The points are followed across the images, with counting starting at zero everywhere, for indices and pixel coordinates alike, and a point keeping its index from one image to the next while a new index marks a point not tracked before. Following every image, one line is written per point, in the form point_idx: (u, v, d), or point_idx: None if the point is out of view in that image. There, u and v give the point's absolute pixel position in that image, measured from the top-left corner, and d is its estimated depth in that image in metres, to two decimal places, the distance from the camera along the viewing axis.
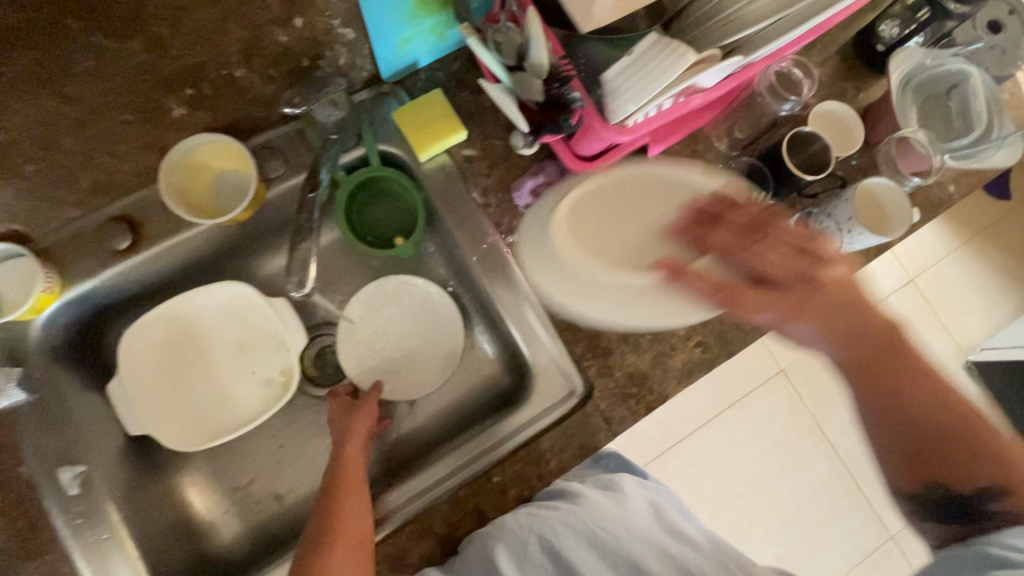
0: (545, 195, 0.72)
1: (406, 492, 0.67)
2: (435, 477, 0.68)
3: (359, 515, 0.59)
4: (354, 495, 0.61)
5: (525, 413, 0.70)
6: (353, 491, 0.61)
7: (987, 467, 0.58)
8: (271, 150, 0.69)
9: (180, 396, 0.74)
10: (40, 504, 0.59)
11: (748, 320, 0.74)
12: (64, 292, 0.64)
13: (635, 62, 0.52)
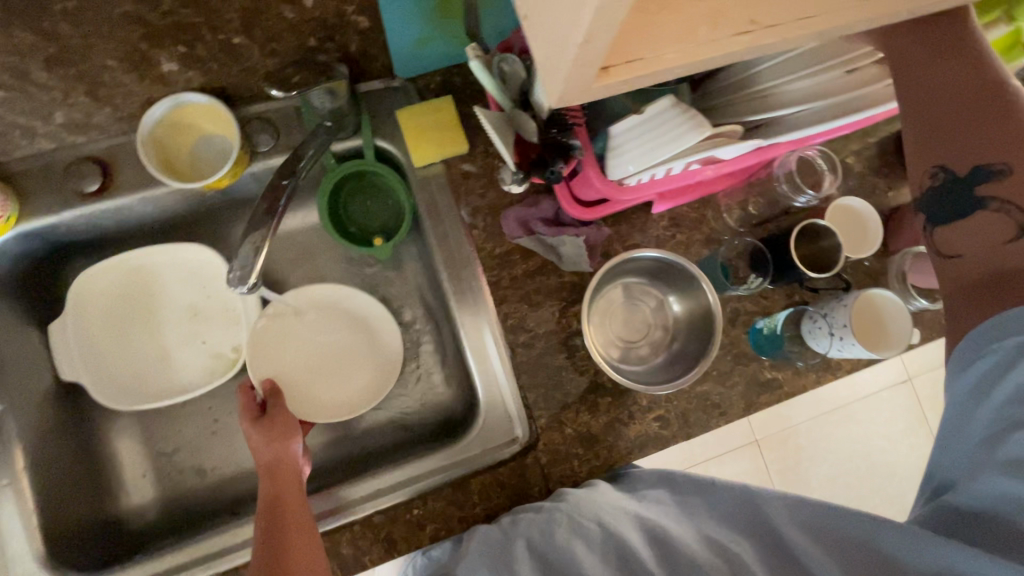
0: (535, 229, 0.68)
1: (371, 491, 0.65)
2: (400, 484, 0.65)
3: (309, 554, 0.52)
4: (300, 532, 0.53)
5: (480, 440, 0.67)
6: (298, 530, 0.53)
7: None
8: (263, 123, 0.67)
9: (122, 349, 0.72)
10: None
11: (716, 404, 0.70)
12: (20, 223, 0.62)
13: (644, 124, 0.48)
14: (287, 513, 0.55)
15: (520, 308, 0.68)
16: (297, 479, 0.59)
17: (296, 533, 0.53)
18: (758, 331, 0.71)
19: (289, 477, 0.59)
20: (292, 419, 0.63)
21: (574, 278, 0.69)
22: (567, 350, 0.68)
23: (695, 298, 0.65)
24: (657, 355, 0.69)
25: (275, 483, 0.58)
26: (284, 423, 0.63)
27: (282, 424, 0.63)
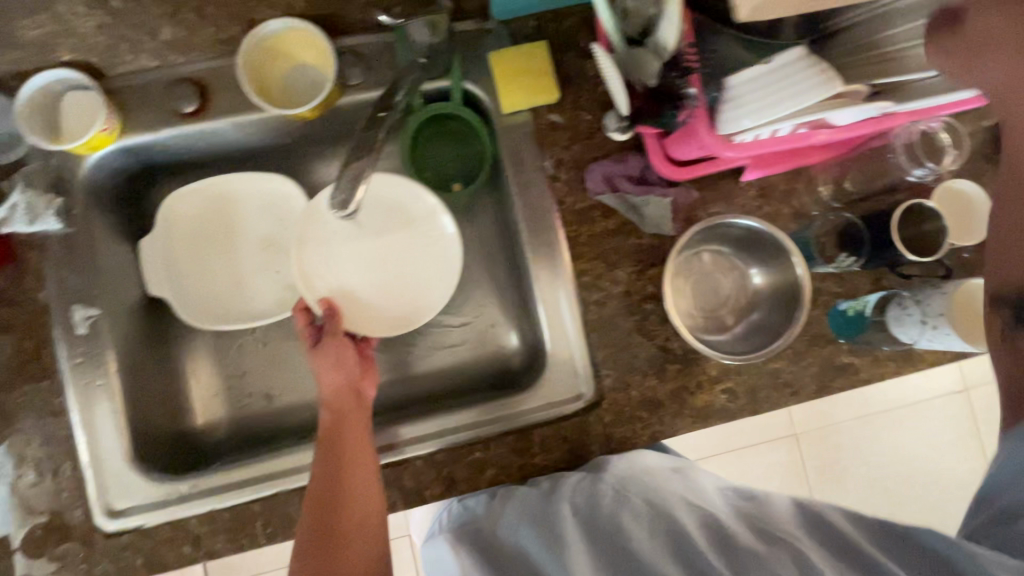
0: (619, 187, 0.67)
1: (421, 430, 0.66)
2: (439, 429, 0.66)
3: (362, 499, 0.55)
4: (356, 473, 0.55)
5: (538, 397, 0.67)
6: (353, 475, 0.55)
7: None
8: (357, 56, 0.65)
9: (200, 273, 0.74)
10: (51, 333, 0.61)
11: (786, 383, 0.68)
12: (122, 137, 0.64)
13: (767, 75, 0.46)
14: (342, 450, 0.56)
15: (596, 267, 0.67)
16: (357, 412, 0.60)
17: (351, 477, 0.55)
18: (840, 312, 0.68)
19: (349, 411, 0.60)
20: (347, 350, 0.63)
21: (654, 240, 0.67)
22: (640, 314, 0.67)
23: (783, 272, 0.63)
24: (735, 326, 0.67)
25: (333, 413, 0.60)
26: (342, 354, 0.63)
27: (337, 354, 0.63)
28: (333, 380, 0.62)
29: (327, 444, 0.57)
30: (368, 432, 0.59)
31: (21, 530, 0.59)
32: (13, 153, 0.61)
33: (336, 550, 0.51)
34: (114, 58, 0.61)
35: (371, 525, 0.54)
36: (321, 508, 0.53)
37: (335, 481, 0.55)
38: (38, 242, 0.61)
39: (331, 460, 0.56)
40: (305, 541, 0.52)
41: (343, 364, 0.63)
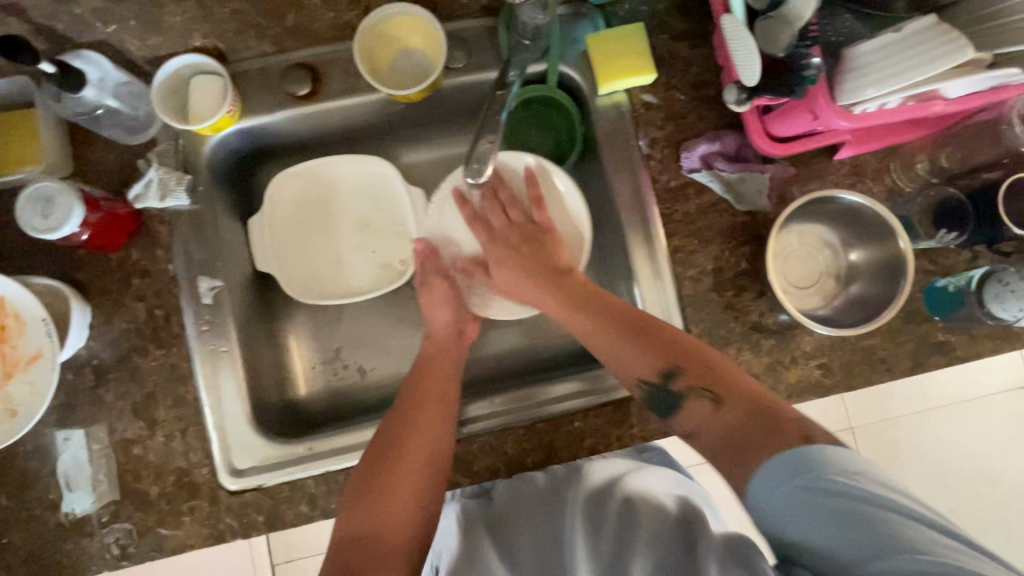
0: (714, 165, 0.68)
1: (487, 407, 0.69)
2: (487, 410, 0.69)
3: (425, 438, 0.61)
4: (429, 408, 0.64)
5: None
6: (427, 412, 0.63)
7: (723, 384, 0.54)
8: (460, 40, 0.68)
9: (302, 251, 0.77)
10: (179, 302, 0.65)
11: (881, 360, 0.68)
12: (241, 119, 0.67)
13: (894, 43, 0.47)
14: (428, 388, 0.66)
15: (691, 243, 0.69)
16: (451, 355, 0.70)
17: (426, 413, 0.63)
18: (938, 289, 0.68)
19: (440, 353, 0.70)
20: (441, 290, 0.73)
21: (748, 217, 0.68)
22: (733, 289, 0.68)
23: (883, 246, 0.63)
24: (832, 300, 0.68)
25: (433, 346, 0.71)
26: (442, 293, 0.73)
27: (440, 292, 0.73)
28: (440, 316, 0.73)
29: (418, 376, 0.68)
30: (453, 381, 0.67)
31: (154, 486, 0.63)
32: (144, 133, 0.64)
33: (398, 466, 0.59)
34: (238, 43, 0.65)
35: (436, 461, 0.61)
36: (395, 432, 0.62)
37: (406, 414, 0.64)
38: (168, 217, 0.65)
39: (409, 401, 0.65)
40: (378, 451, 0.61)
41: (449, 302, 0.73)
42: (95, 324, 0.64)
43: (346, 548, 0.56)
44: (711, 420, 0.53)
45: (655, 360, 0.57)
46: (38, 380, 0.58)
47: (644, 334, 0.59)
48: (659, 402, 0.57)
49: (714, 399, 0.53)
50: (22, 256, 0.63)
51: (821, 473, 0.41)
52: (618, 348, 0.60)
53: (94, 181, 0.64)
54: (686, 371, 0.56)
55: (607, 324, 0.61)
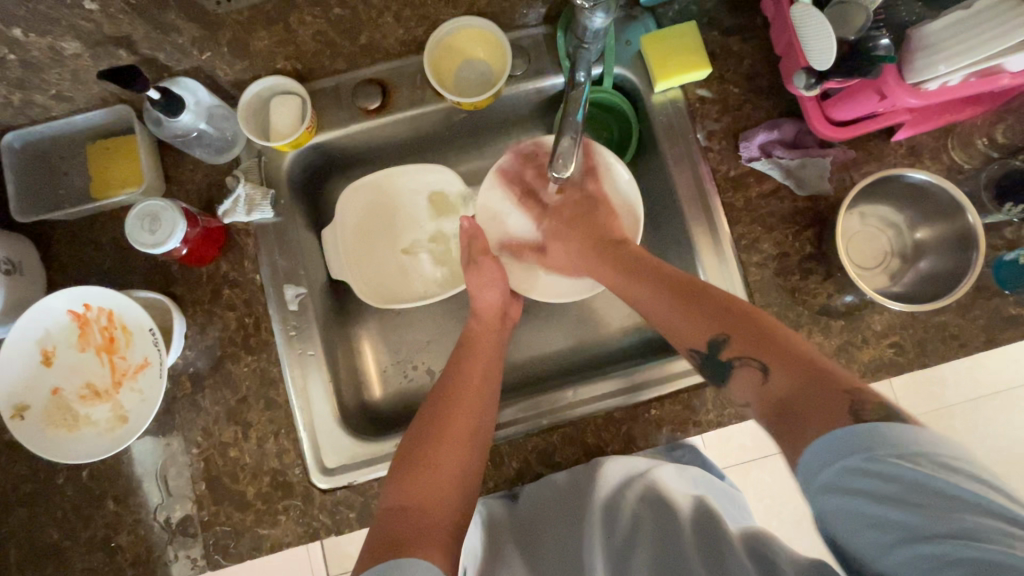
0: (773, 153, 0.70)
1: (513, 413, 0.69)
2: (507, 418, 0.69)
3: (466, 413, 0.61)
4: (471, 385, 0.64)
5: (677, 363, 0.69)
6: (470, 388, 0.63)
7: (781, 343, 0.51)
8: (520, 48, 0.71)
9: (370, 258, 0.80)
10: (267, 309, 0.68)
11: (954, 336, 0.68)
12: (317, 135, 0.71)
13: (967, 19, 0.49)
14: (469, 366, 0.66)
15: (754, 230, 0.70)
16: (495, 332, 0.71)
17: (469, 389, 0.63)
18: (1005, 263, 0.68)
19: (483, 333, 0.70)
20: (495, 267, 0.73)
21: (809, 202, 0.70)
22: (799, 273, 0.69)
23: (950, 222, 0.64)
24: (901, 278, 0.69)
25: (474, 325, 0.71)
26: (491, 271, 0.73)
27: (491, 270, 0.73)
28: (488, 297, 0.72)
29: (458, 357, 0.68)
30: (494, 362, 0.68)
31: (249, 486, 0.65)
32: (230, 153, 0.69)
33: (443, 438, 0.59)
34: (314, 63, 0.69)
35: (477, 437, 0.60)
36: (438, 407, 0.62)
37: (448, 391, 0.63)
38: (253, 230, 0.69)
39: (451, 380, 0.64)
40: (424, 422, 0.61)
41: (496, 278, 0.72)
42: (189, 334, 0.67)
43: (388, 517, 0.53)
44: (762, 392, 0.51)
45: (705, 326, 0.57)
46: (147, 386, 0.62)
47: (702, 298, 0.59)
48: (710, 369, 0.56)
49: (762, 367, 0.51)
50: (123, 273, 0.68)
51: (864, 456, 0.41)
52: (665, 311, 0.61)
53: (185, 199, 0.68)
54: (734, 341, 0.54)
55: (659, 287, 0.62)
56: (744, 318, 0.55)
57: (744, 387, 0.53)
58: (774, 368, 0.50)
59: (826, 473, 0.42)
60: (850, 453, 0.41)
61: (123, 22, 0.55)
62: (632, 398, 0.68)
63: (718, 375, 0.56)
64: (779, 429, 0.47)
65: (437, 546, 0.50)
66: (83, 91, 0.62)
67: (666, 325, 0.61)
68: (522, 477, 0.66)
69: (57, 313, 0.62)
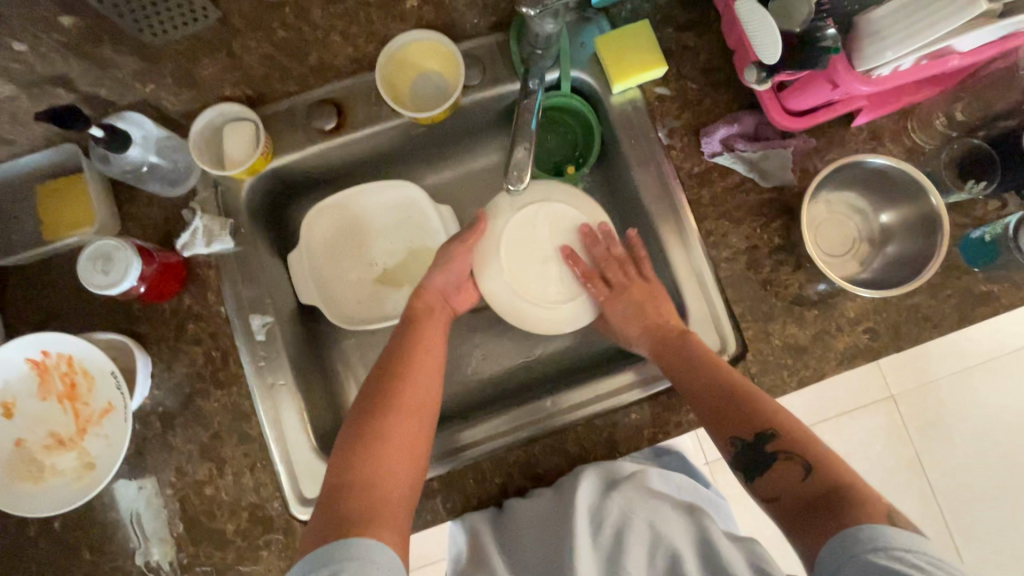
0: (735, 146, 0.69)
1: (486, 430, 0.68)
2: (485, 433, 0.68)
3: (416, 397, 0.61)
4: (418, 370, 0.63)
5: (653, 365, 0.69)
6: (417, 372, 0.63)
7: (814, 449, 0.54)
8: (474, 58, 0.70)
9: (339, 279, 0.79)
10: (235, 341, 0.67)
11: (928, 317, 0.68)
12: (274, 160, 0.69)
13: (912, 3, 0.49)
14: (415, 344, 0.66)
15: (722, 225, 0.70)
16: (438, 318, 0.71)
17: (416, 372, 0.63)
18: (972, 240, 0.68)
19: (427, 313, 0.70)
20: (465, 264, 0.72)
21: (774, 194, 0.70)
22: (770, 265, 0.69)
23: (916, 203, 0.64)
24: (871, 262, 0.69)
25: (417, 306, 0.71)
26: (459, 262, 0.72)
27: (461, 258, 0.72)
28: (433, 281, 0.72)
29: (399, 340, 0.67)
30: (440, 342, 0.68)
31: (229, 523, 0.64)
32: (185, 184, 0.67)
33: (392, 419, 0.59)
34: (265, 88, 0.68)
35: (424, 418, 0.61)
36: (381, 388, 0.61)
37: (393, 372, 0.63)
38: (214, 261, 0.68)
39: (393, 363, 0.64)
40: (366, 406, 0.60)
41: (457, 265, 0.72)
42: (156, 373, 0.66)
43: (330, 497, 0.53)
44: (799, 487, 0.53)
45: (746, 423, 0.57)
46: (113, 431, 0.60)
47: (738, 400, 0.59)
48: (747, 463, 0.57)
49: (803, 464, 0.54)
50: (83, 315, 0.66)
51: (882, 547, 0.44)
52: (709, 405, 0.60)
53: (141, 235, 0.67)
54: (783, 436, 0.56)
55: (709, 379, 0.61)
56: (782, 422, 0.56)
57: (780, 483, 0.54)
58: (816, 472, 0.53)
59: (853, 561, 0.45)
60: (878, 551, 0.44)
61: (57, 60, 0.53)
62: (649, 388, 0.68)
63: (749, 472, 0.57)
64: (808, 522, 0.51)
65: (391, 525, 0.51)
66: (25, 133, 0.60)
67: (706, 418, 0.60)
68: (505, 492, 0.65)
69: (14, 363, 0.60)
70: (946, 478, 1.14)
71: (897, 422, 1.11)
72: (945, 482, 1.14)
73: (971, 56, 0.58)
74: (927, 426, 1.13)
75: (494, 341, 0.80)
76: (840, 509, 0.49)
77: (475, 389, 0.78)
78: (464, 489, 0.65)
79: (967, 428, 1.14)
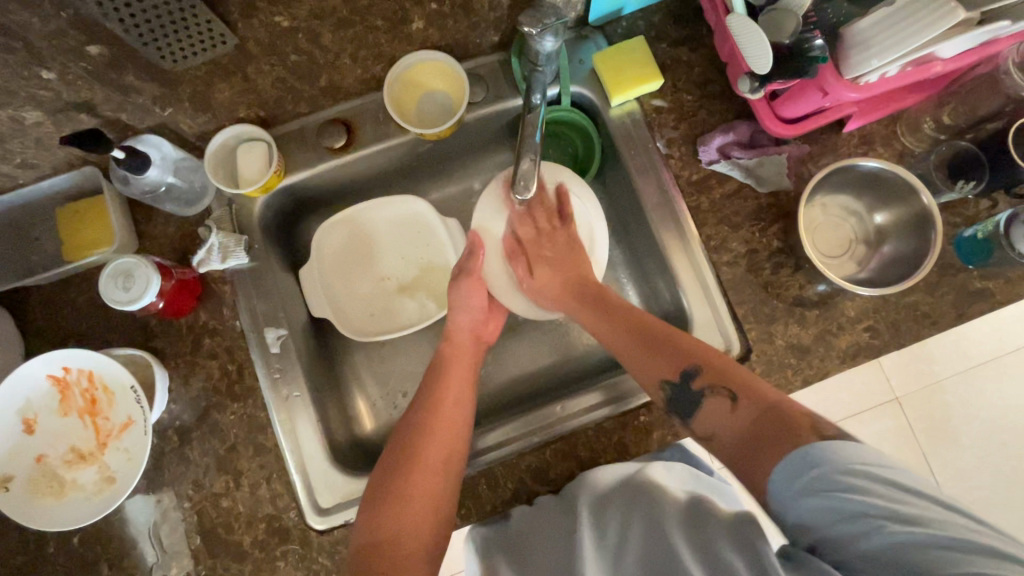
0: (731, 154, 0.72)
1: (494, 437, 0.69)
2: (495, 440, 0.69)
3: (441, 454, 0.61)
4: (444, 424, 0.64)
5: None
6: (443, 427, 0.63)
7: (743, 379, 0.56)
8: (477, 76, 0.73)
9: (348, 292, 0.80)
10: (250, 354, 0.68)
11: (926, 314, 0.70)
12: (286, 178, 0.72)
13: (893, 14, 0.51)
14: (441, 386, 0.68)
15: (722, 230, 0.72)
16: (467, 356, 0.72)
17: (444, 430, 0.63)
18: (966, 239, 0.70)
19: (457, 358, 0.71)
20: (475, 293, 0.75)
21: (771, 198, 0.72)
22: (770, 268, 0.71)
23: (908, 203, 0.66)
24: (868, 261, 0.71)
25: (443, 356, 0.72)
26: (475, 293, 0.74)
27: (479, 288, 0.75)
28: (459, 319, 0.74)
29: (428, 393, 0.67)
30: (468, 380, 0.70)
31: (245, 535, 0.64)
32: (201, 203, 0.70)
33: (418, 475, 0.59)
34: (278, 109, 0.70)
35: (449, 473, 0.61)
36: (406, 445, 0.62)
37: (421, 427, 0.63)
38: (229, 277, 0.70)
39: (423, 419, 0.64)
40: (393, 461, 0.61)
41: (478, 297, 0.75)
42: (173, 387, 0.67)
43: (365, 553, 0.55)
44: (731, 420, 0.54)
45: (672, 362, 0.60)
46: (132, 445, 0.61)
47: (660, 342, 0.63)
48: (680, 404, 0.59)
49: (731, 396, 0.55)
50: (101, 332, 0.68)
51: (830, 468, 0.43)
52: (633, 356, 0.64)
53: (159, 253, 0.69)
54: (705, 370, 0.58)
55: (626, 330, 0.66)
56: (705, 358, 0.59)
57: (715, 418, 0.56)
58: (742, 399, 0.54)
59: (794, 490, 0.45)
60: (823, 475, 0.43)
61: (83, 87, 0.56)
62: (626, 405, 0.68)
63: (684, 409, 0.59)
64: (754, 456, 0.50)
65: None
66: (48, 158, 0.63)
67: (634, 361, 0.64)
68: (517, 498, 0.66)
69: (36, 380, 0.62)
70: (954, 479, 1.15)
71: (902, 424, 1.12)
72: (953, 482, 1.14)
73: (954, 62, 0.60)
74: (933, 427, 1.13)
75: (502, 350, 0.82)
76: (774, 440, 0.48)
77: (485, 398, 0.79)
78: (478, 495, 0.66)
79: (972, 428, 1.15)
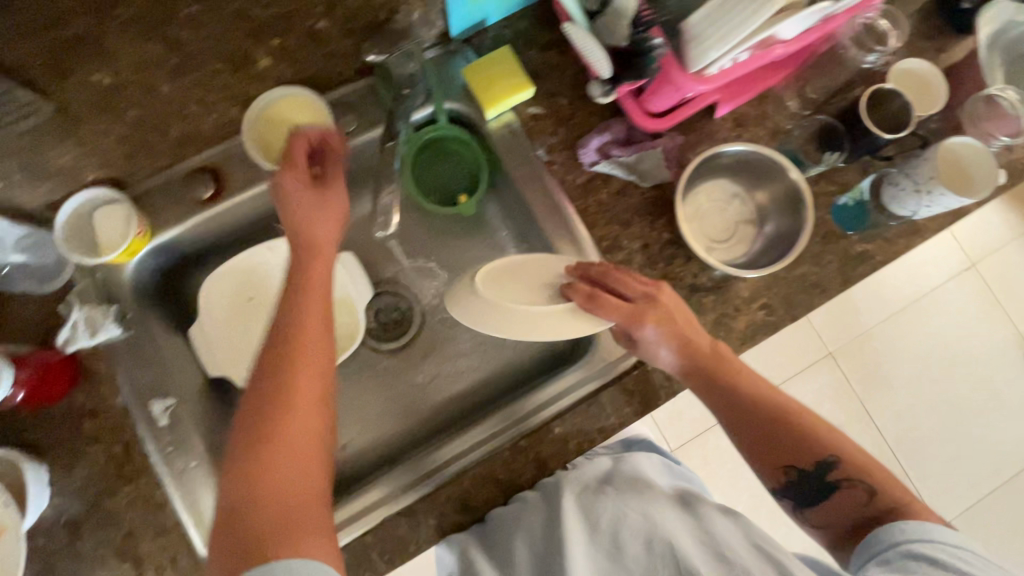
0: (611, 153, 0.72)
1: (460, 444, 0.69)
2: (471, 441, 0.69)
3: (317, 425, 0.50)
4: (307, 377, 0.51)
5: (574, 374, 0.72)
6: (303, 367, 0.51)
7: (868, 462, 0.58)
8: (345, 105, 0.70)
9: (244, 342, 0.75)
10: (136, 431, 0.64)
11: (815, 284, 0.72)
12: (155, 237, 0.68)
13: (718, 8, 0.52)
14: (306, 295, 0.55)
15: (611, 230, 0.72)
16: (326, 260, 0.58)
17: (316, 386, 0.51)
18: (842, 207, 0.73)
19: (316, 267, 0.57)
20: (301, 272, 0.57)
21: (656, 192, 0.73)
22: (664, 260, 0.72)
23: (778, 181, 0.69)
24: (751, 245, 0.72)
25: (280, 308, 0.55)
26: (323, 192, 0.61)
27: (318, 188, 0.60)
28: (320, 228, 0.59)
29: (272, 353, 0.52)
30: (326, 311, 0.55)
31: None
32: (57, 279, 0.64)
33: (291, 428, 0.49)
34: (133, 168, 0.67)
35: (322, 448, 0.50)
36: (269, 396, 0.50)
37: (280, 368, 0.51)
38: (104, 351, 0.65)
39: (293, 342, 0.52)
40: (245, 440, 0.48)
41: (315, 219, 0.59)
42: (55, 479, 0.62)
43: (224, 520, 0.45)
44: (866, 509, 0.56)
45: (807, 451, 0.58)
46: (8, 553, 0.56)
47: (770, 413, 0.60)
48: (802, 489, 0.59)
49: (869, 491, 0.57)
50: None
51: (900, 541, 0.51)
52: (723, 403, 0.61)
53: (19, 338, 0.63)
54: (844, 462, 0.57)
55: (737, 400, 0.60)
56: (800, 424, 0.59)
57: (845, 510, 0.58)
58: (880, 488, 0.57)
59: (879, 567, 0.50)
60: (895, 545, 0.51)
61: None
62: (555, 407, 0.70)
63: (811, 499, 0.59)
64: (859, 541, 0.56)
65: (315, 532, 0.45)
66: None
67: (748, 437, 0.60)
68: (442, 532, 0.64)
69: None
70: None
71: None
72: None
73: (798, 42, 0.63)
74: None
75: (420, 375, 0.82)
76: (876, 526, 0.55)
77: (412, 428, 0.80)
78: (400, 538, 0.64)
79: None
